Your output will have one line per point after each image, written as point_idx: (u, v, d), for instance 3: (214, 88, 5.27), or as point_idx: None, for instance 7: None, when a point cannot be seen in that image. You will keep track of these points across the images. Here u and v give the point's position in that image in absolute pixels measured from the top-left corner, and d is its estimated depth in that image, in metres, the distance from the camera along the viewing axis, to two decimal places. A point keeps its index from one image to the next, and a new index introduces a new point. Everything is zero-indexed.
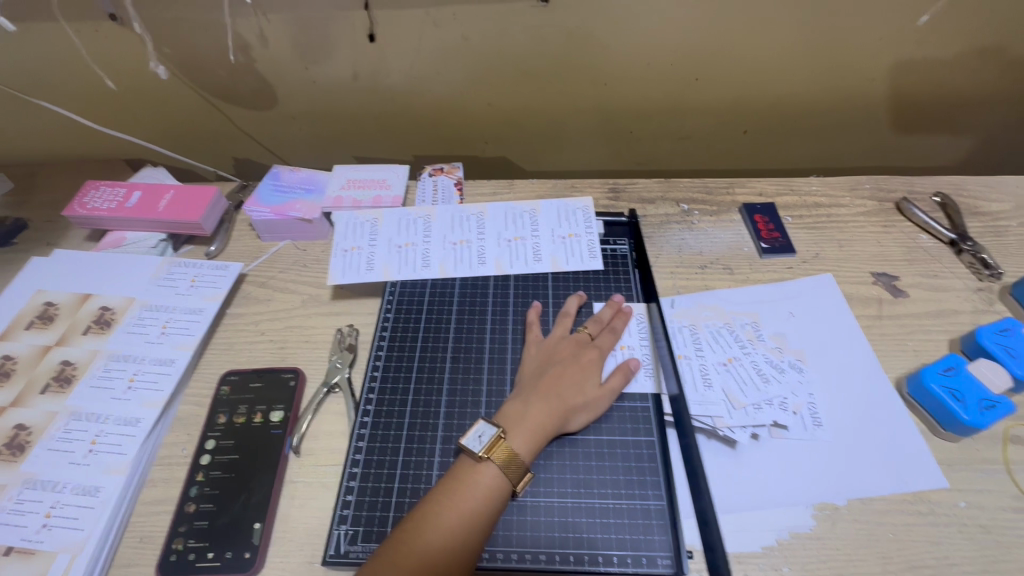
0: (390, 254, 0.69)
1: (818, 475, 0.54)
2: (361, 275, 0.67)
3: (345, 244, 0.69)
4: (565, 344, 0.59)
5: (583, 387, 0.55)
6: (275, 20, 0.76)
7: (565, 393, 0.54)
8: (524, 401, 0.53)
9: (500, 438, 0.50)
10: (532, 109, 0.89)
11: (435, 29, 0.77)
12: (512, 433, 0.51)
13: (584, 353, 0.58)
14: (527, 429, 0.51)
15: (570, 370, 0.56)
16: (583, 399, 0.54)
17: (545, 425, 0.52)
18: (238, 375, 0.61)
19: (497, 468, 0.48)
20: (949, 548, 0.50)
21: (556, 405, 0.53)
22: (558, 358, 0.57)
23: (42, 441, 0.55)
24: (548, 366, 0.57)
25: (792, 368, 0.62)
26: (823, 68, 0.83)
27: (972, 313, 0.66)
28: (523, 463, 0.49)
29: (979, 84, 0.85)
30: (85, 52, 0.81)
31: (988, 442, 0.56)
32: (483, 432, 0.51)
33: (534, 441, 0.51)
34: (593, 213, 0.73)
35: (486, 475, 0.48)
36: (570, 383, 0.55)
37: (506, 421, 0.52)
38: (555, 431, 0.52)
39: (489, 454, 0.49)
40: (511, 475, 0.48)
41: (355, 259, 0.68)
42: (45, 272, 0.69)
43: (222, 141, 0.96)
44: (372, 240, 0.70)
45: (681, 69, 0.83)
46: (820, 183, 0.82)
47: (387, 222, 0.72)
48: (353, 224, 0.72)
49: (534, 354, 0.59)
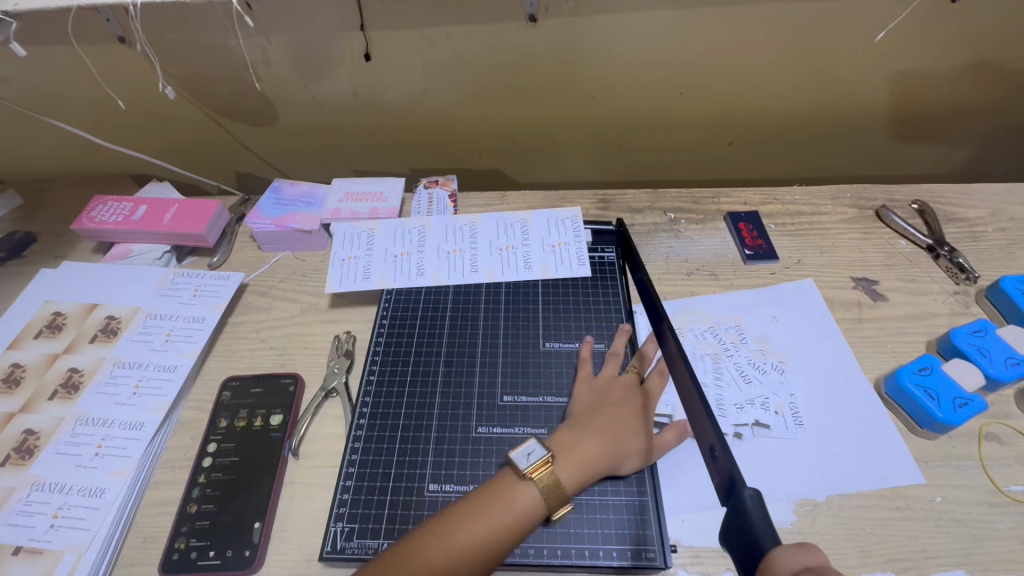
0: (386, 263, 0.72)
1: (798, 472, 0.56)
2: (358, 284, 0.69)
3: (343, 254, 0.72)
4: (617, 386, 0.58)
5: (637, 431, 0.55)
6: (276, 41, 0.80)
7: (619, 433, 0.54)
8: (580, 434, 0.53)
9: (548, 462, 0.50)
10: (524, 123, 0.92)
11: (429, 49, 0.80)
12: (561, 461, 0.51)
13: (635, 397, 0.57)
14: (574, 461, 0.51)
15: (624, 410, 0.55)
16: (635, 443, 0.54)
17: (596, 459, 0.51)
18: (239, 381, 0.63)
19: (537, 493, 0.48)
20: (926, 541, 0.51)
21: (612, 445, 0.52)
22: (611, 399, 0.56)
23: (50, 445, 0.57)
24: (602, 402, 0.56)
25: (774, 370, 0.64)
26: (803, 81, 0.86)
27: (949, 316, 0.69)
28: (566, 491, 0.49)
29: (955, 95, 0.89)
30: (95, 73, 0.84)
31: (963, 439, 0.58)
32: (533, 450, 0.51)
33: (578, 472, 0.50)
34: (582, 222, 0.75)
35: (521, 498, 0.48)
36: (626, 424, 0.54)
37: (559, 446, 0.52)
38: (604, 470, 0.52)
39: (531, 476, 0.49)
40: (548, 502, 0.48)
41: (353, 268, 0.71)
42: (53, 284, 0.72)
43: (224, 156, 0.99)
44: (369, 249, 0.73)
45: (666, 84, 0.86)
46: (802, 192, 0.85)
47: (383, 232, 0.75)
48: (350, 234, 0.74)
49: (585, 394, 0.58)
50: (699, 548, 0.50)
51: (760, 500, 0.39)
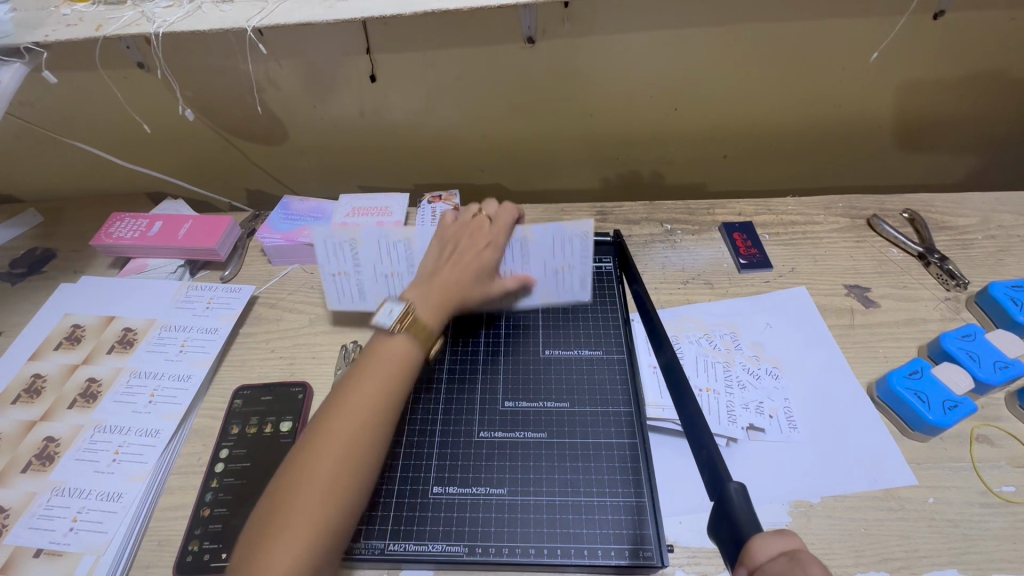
0: (379, 283, 0.70)
1: (792, 474, 0.57)
2: (357, 302, 0.71)
3: (331, 269, 0.69)
4: (460, 229, 0.65)
5: (477, 273, 0.62)
6: (286, 65, 0.84)
7: (457, 278, 0.60)
8: (419, 287, 0.59)
9: (408, 312, 0.55)
10: (524, 139, 0.95)
11: (432, 69, 0.84)
12: (417, 303, 0.57)
13: (475, 238, 0.64)
14: (428, 304, 0.57)
15: (466, 256, 0.62)
16: (479, 290, 0.62)
17: (447, 292, 0.59)
18: (250, 389, 0.65)
19: (407, 340, 0.54)
20: (919, 542, 0.52)
21: (452, 295, 0.59)
22: (452, 249, 0.63)
23: (69, 452, 0.59)
24: (448, 243, 0.64)
25: (768, 375, 0.65)
26: (794, 96, 0.89)
27: (940, 321, 0.70)
28: (429, 330, 0.56)
29: (943, 108, 0.91)
30: (114, 96, 0.88)
31: (955, 441, 0.59)
32: (393, 309, 0.56)
33: (435, 303, 0.58)
34: (594, 238, 0.64)
35: (397, 351, 0.53)
36: (459, 266, 0.61)
37: (411, 298, 0.58)
38: (454, 298, 0.59)
39: (398, 327, 0.55)
40: (418, 346, 0.54)
41: (345, 286, 0.70)
42: (73, 297, 0.75)
43: (235, 174, 1.02)
44: (356, 264, 0.69)
45: (660, 100, 0.89)
46: (796, 203, 0.87)
47: (367, 244, 0.68)
48: (331, 243, 0.68)
49: (435, 241, 0.65)
50: (696, 549, 0.52)
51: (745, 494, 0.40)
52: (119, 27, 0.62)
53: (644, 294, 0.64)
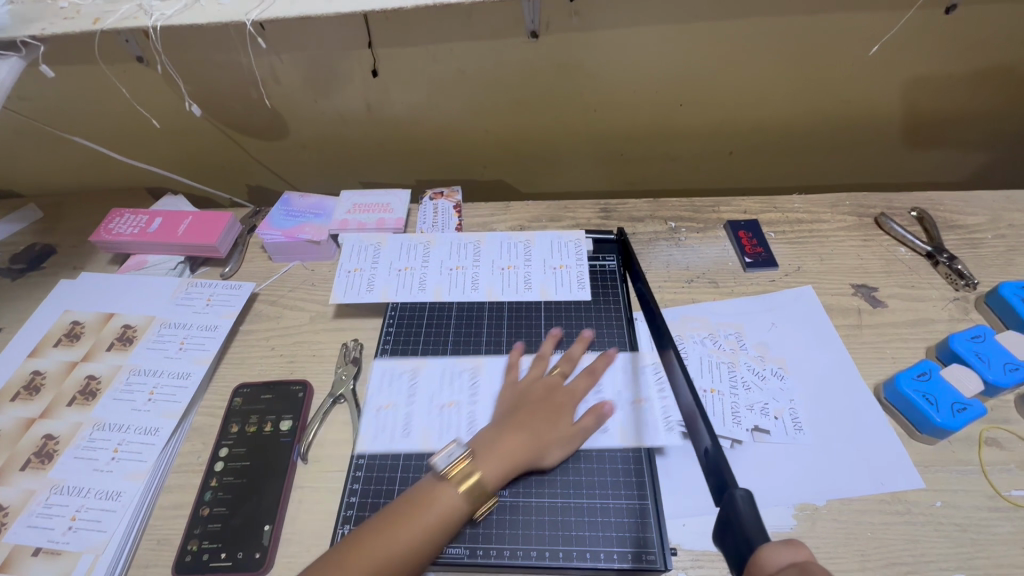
0: (429, 416, 0.60)
1: (797, 476, 0.57)
2: (395, 443, 0.59)
3: (378, 401, 0.62)
4: (539, 385, 0.59)
5: (557, 424, 0.56)
6: (287, 59, 0.83)
7: (539, 427, 0.55)
8: (498, 433, 0.54)
9: (466, 459, 0.51)
10: (527, 135, 0.94)
11: (434, 64, 0.83)
12: (481, 461, 0.51)
13: (555, 394, 0.58)
14: (497, 455, 0.52)
15: (541, 410, 0.56)
16: (556, 433, 0.55)
17: (517, 454, 0.53)
18: (250, 388, 0.65)
19: (457, 492, 0.49)
20: (926, 546, 0.52)
21: (530, 440, 0.54)
22: (530, 398, 0.57)
23: (67, 450, 0.59)
24: (521, 402, 0.57)
25: (773, 376, 0.65)
26: (801, 91, 0.88)
27: (948, 322, 0.69)
28: (486, 491, 0.51)
29: (953, 104, 0.90)
30: (113, 90, 0.87)
31: (963, 444, 0.58)
32: (453, 452, 0.52)
33: (503, 465, 0.52)
34: (585, 246, 0.76)
35: (439, 505, 0.49)
36: (532, 433, 0.54)
37: (478, 443, 0.53)
38: (526, 463, 0.53)
39: (450, 476, 0.50)
40: (467, 501, 0.49)
41: (389, 422, 0.60)
42: (72, 293, 0.74)
43: (236, 169, 1.02)
44: (410, 396, 0.62)
45: (666, 95, 0.88)
46: (802, 201, 0.86)
47: (429, 374, 0.65)
48: (389, 375, 0.64)
49: (509, 395, 0.59)
50: (700, 552, 0.51)
51: (751, 500, 0.39)
52: (116, 19, 0.61)
53: (650, 300, 0.62)
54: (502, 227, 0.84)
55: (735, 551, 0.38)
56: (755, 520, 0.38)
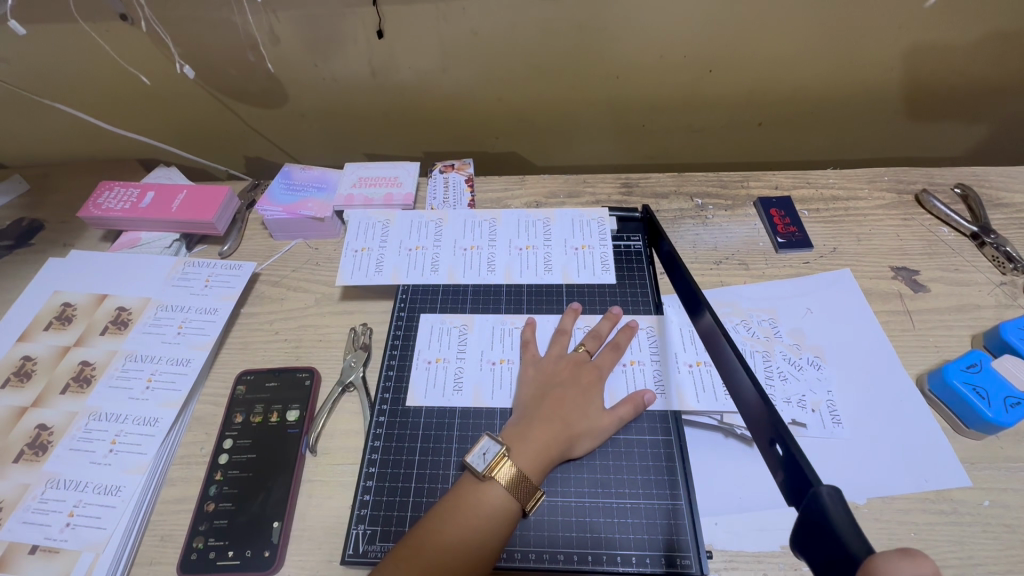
0: (481, 372, 0.60)
1: (836, 474, 0.54)
2: (447, 398, 0.58)
3: (429, 354, 0.61)
4: (563, 364, 0.57)
5: (587, 410, 0.53)
6: (284, 17, 0.76)
7: (569, 415, 0.52)
8: (527, 422, 0.52)
9: (504, 456, 0.49)
10: (543, 104, 0.88)
11: (444, 24, 0.76)
12: (517, 451, 0.50)
13: (583, 373, 0.56)
14: (529, 451, 0.50)
15: (570, 396, 0.54)
16: (587, 423, 0.53)
17: (549, 449, 0.50)
18: (254, 374, 0.61)
19: (503, 488, 0.47)
20: (973, 548, 0.49)
21: (560, 429, 0.51)
22: (557, 380, 0.55)
23: (63, 441, 0.56)
24: (550, 387, 0.55)
25: (810, 365, 0.61)
26: (841, 57, 0.81)
27: (995, 308, 0.65)
28: (531, 482, 0.48)
29: (1002, 72, 0.83)
30: (96, 52, 0.81)
31: (1012, 439, 0.55)
32: (487, 449, 0.50)
33: (538, 459, 0.50)
34: (608, 224, 0.71)
35: (486, 499, 0.47)
36: (560, 423, 0.52)
37: (511, 438, 0.51)
38: (559, 456, 0.51)
39: (492, 474, 0.48)
40: (515, 497, 0.47)
41: (441, 375, 0.60)
42: (63, 273, 0.70)
43: (232, 139, 0.96)
44: (460, 351, 0.62)
45: (694, 61, 0.81)
46: (837, 176, 0.80)
47: (478, 331, 0.63)
48: (439, 330, 0.64)
49: (531, 377, 0.57)
50: (734, 552, 0.48)
51: (838, 495, 0.33)
52: None
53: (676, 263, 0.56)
54: (517, 203, 0.79)
55: (830, 557, 0.32)
56: (846, 520, 0.32)
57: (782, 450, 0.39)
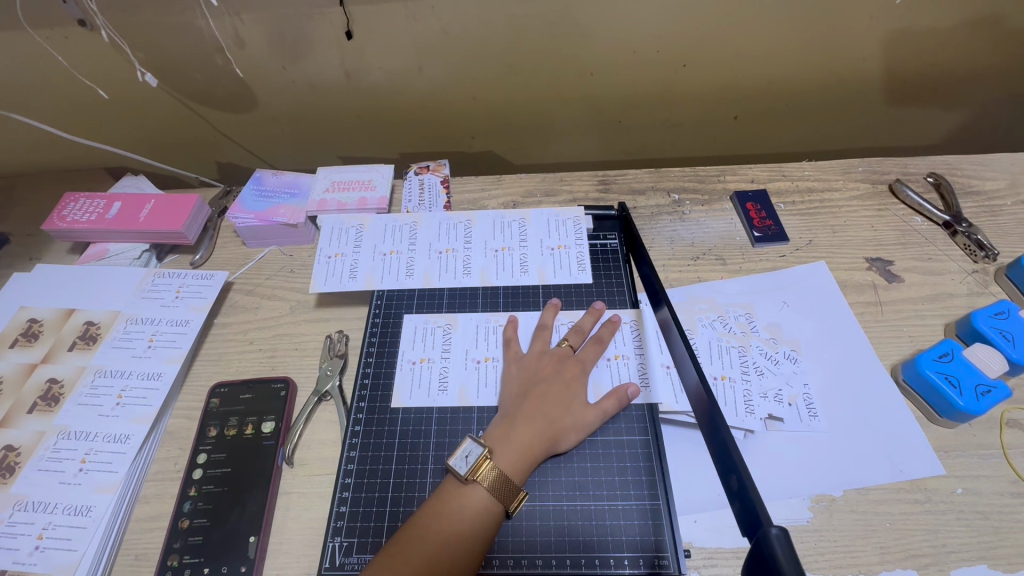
0: (464, 371, 0.60)
1: (810, 467, 0.54)
2: (431, 398, 0.58)
3: (413, 355, 0.61)
4: (546, 360, 0.56)
5: (570, 404, 0.53)
6: (250, 20, 0.74)
7: (552, 411, 0.52)
8: (511, 422, 0.51)
9: (487, 458, 0.48)
10: (518, 102, 0.87)
11: (414, 24, 0.75)
12: (498, 453, 0.49)
13: (566, 367, 0.56)
14: (513, 451, 0.49)
15: (554, 391, 0.54)
16: (571, 418, 0.53)
17: (534, 445, 0.50)
18: (227, 387, 0.60)
19: (487, 491, 0.47)
20: (947, 535, 0.49)
21: (544, 426, 0.51)
22: (541, 376, 0.55)
23: (31, 461, 0.54)
24: (533, 385, 0.54)
25: (787, 359, 0.61)
26: (813, 49, 0.81)
27: (967, 296, 0.66)
28: (514, 482, 0.48)
29: (972, 60, 0.84)
30: (54, 58, 0.78)
31: (983, 426, 0.56)
32: (470, 451, 0.49)
33: (521, 460, 0.49)
34: (585, 222, 0.71)
35: (469, 502, 0.46)
36: (543, 421, 0.51)
37: (493, 440, 0.50)
38: (544, 453, 0.51)
39: (475, 476, 0.47)
40: (499, 497, 0.47)
41: (425, 376, 0.60)
42: (28, 288, 0.68)
43: (203, 145, 0.94)
44: (445, 351, 0.61)
45: (668, 56, 0.81)
46: (813, 168, 0.81)
47: (462, 329, 0.63)
48: (422, 330, 0.63)
49: (515, 374, 0.56)
50: (713, 549, 0.48)
51: (786, 540, 0.32)
52: None
53: (649, 270, 0.57)
54: (494, 203, 0.78)
55: None
56: None
57: (736, 481, 0.39)
